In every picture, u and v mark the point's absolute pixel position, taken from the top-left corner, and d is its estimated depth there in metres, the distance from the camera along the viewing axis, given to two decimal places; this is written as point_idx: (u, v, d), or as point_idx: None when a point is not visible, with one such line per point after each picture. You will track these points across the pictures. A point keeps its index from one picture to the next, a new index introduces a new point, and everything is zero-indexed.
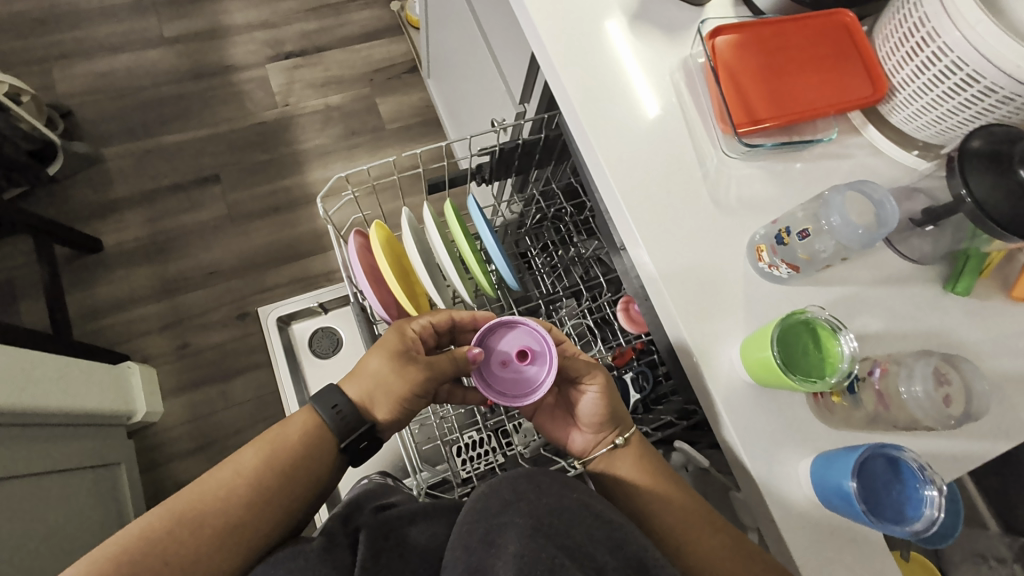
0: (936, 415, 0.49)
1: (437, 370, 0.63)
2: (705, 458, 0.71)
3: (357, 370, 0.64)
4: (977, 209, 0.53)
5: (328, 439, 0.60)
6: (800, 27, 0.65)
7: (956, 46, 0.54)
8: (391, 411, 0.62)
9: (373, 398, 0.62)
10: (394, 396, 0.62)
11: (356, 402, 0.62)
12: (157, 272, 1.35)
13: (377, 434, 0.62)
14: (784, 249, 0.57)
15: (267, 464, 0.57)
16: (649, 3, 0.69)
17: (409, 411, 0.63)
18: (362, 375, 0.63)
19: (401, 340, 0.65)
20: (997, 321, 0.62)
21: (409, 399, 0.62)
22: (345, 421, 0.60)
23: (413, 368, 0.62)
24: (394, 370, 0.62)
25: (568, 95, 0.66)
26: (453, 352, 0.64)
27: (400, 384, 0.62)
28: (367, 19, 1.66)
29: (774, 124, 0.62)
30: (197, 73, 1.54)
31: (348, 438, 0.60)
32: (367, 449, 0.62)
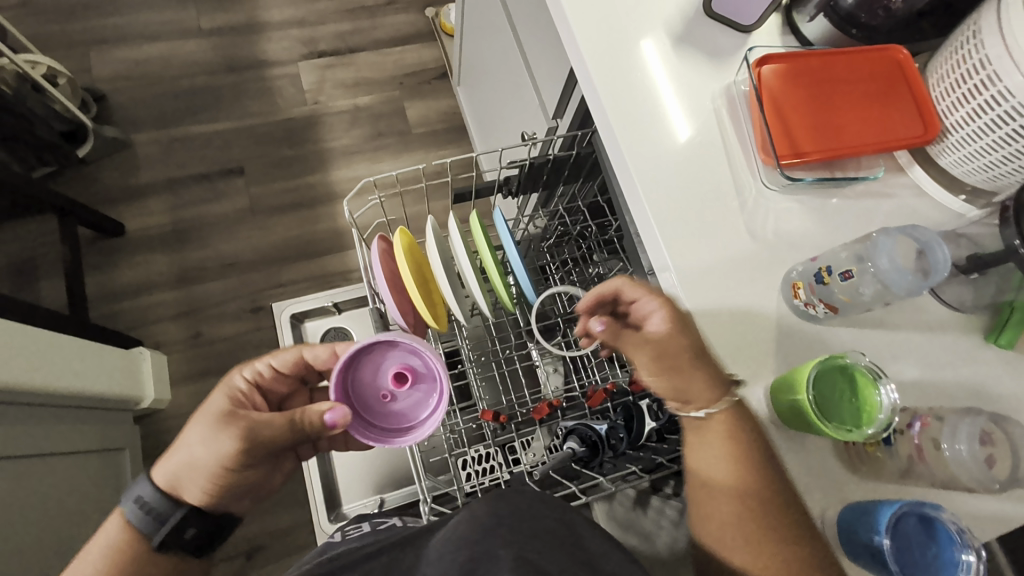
0: (982, 478, 0.45)
1: (256, 440, 0.58)
2: None
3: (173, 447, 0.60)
4: None
5: (143, 537, 0.59)
6: (850, 61, 0.63)
7: (1018, 92, 0.51)
8: (204, 493, 0.59)
9: (182, 482, 0.58)
10: (205, 475, 0.58)
11: (164, 488, 0.59)
12: (176, 259, 1.36)
13: (203, 520, 0.60)
14: (823, 289, 0.55)
15: (129, 536, 0.59)
16: (693, 25, 0.68)
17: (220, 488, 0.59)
18: (169, 457, 0.59)
19: (226, 404, 0.61)
20: None
21: (219, 474, 0.58)
22: (153, 515, 0.58)
23: (228, 435, 0.57)
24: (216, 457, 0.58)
25: (605, 114, 0.65)
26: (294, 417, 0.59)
27: (209, 459, 0.57)
28: (401, 24, 1.67)
29: (817, 157, 0.60)
30: (231, 66, 1.55)
31: (161, 533, 0.58)
32: (198, 536, 0.60)
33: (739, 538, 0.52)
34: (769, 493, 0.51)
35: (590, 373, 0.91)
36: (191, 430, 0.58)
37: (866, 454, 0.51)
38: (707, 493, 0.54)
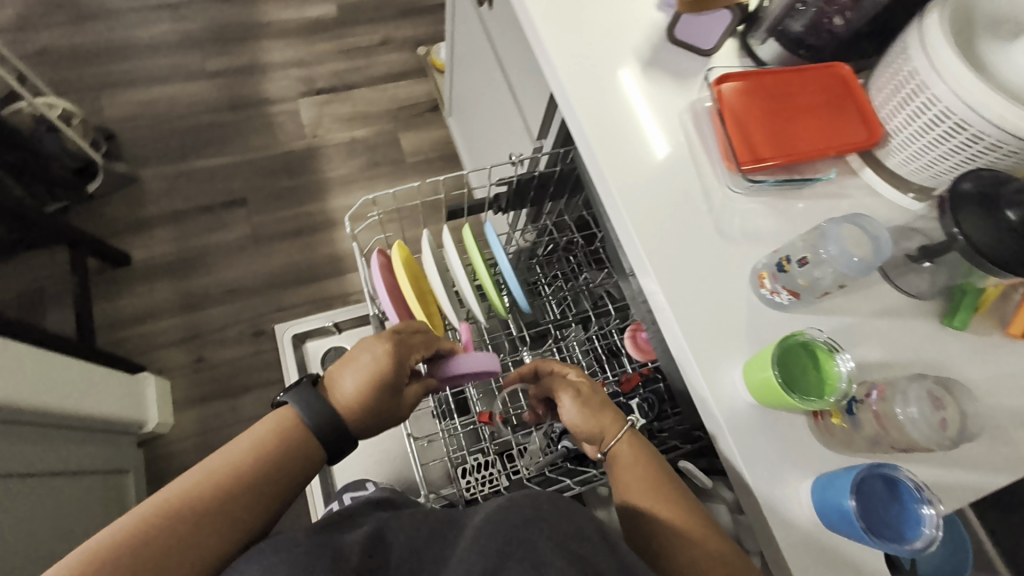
0: (937, 438, 0.51)
1: (398, 363, 0.64)
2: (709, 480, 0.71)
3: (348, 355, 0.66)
4: (969, 246, 0.56)
5: (303, 430, 0.60)
6: (800, 78, 0.70)
7: (944, 99, 0.58)
8: (359, 395, 0.62)
9: (341, 380, 0.63)
10: (364, 379, 0.62)
11: (329, 382, 0.63)
12: (180, 287, 1.40)
13: (347, 421, 0.61)
14: (784, 277, 0.61)
15: (234, 470, 0.56)
16: (660, 51, 0.75)
17: (372, 395, 0.62)
18: (344, 359, 0.65)
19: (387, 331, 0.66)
20: (994, 356, 0.64)
21: (376, 381, 0.62)
22: (310, 405, 0.61)
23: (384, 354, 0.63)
24: (370, 390, 0.62)
25: (583, 130, 0.71)
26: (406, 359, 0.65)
27: (371, 366, 0.63)
28: (394, 62, 1.77)
29: (774, 162, 0.67)
30: (234, 104, 1.64)
31: (314, 420, 0.60)
32: (340, 435, 0.61)
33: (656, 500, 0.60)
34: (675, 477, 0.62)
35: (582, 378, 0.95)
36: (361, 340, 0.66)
37: (835, 429, 0.56)
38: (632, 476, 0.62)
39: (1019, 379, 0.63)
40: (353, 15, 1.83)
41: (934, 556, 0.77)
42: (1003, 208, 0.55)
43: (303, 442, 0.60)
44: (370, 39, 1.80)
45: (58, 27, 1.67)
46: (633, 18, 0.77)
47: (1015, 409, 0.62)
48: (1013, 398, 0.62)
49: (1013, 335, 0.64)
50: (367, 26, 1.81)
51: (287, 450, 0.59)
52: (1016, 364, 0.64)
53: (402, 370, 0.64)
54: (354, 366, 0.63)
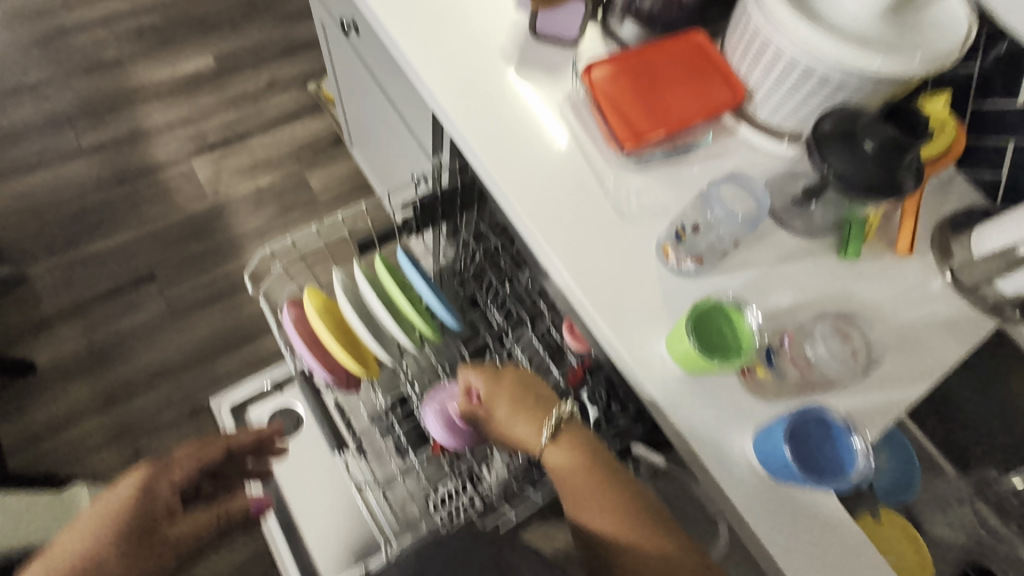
0: (843, 367, 0.55)
1: (144, 512, 0.62)
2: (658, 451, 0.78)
3: (88, 514, 0.63)
4: (843, 182, 0.59)
5: None
6: (661, 52, 0.72)
7: (788, 50, 0.61)
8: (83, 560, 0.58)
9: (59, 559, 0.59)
10: (99, 529, 0.60)
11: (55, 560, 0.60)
12: (98, 382, 1.30)
13: None
14: (685, 245, 0.62)
15: None
16: (527, 50, 0.76)
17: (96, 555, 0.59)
18: (92, 511, 0.63)
19: (150, 469, 0.66)
20: (889, 276, 0.67)
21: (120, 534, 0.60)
22: None
23: (139, 499, 0.63)
24: (124, 544, 0.60)
25: (467, 141, 0.71)
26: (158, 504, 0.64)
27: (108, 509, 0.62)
28: (286, 102, 1.72)
29: (654, 137, 0.68)
30: (121, 177, 1.54)
31: None
32: None
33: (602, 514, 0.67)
34: (603, 472, 0.69)
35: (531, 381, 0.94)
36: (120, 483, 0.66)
37: (761, 382, 0.57)
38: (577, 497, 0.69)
39: (914, 292, 0.67)
40: (233, 62, 1.76)
41: (884, 471, 0.80)
42: (862, 140, 0.58)
43: None
44: (256, 83, 1.73)
45: None
46: (494, 23, 0.78)
47: (917, 321, 0.66)
48: (912, 312, 0.66)
49: (903, 253, 0.68)
50: (250, 71, 1.75)
51: None
52: (909, 279, 0.68)
53: (159, 502, 0.64)
54: (88, 523, 0.62)
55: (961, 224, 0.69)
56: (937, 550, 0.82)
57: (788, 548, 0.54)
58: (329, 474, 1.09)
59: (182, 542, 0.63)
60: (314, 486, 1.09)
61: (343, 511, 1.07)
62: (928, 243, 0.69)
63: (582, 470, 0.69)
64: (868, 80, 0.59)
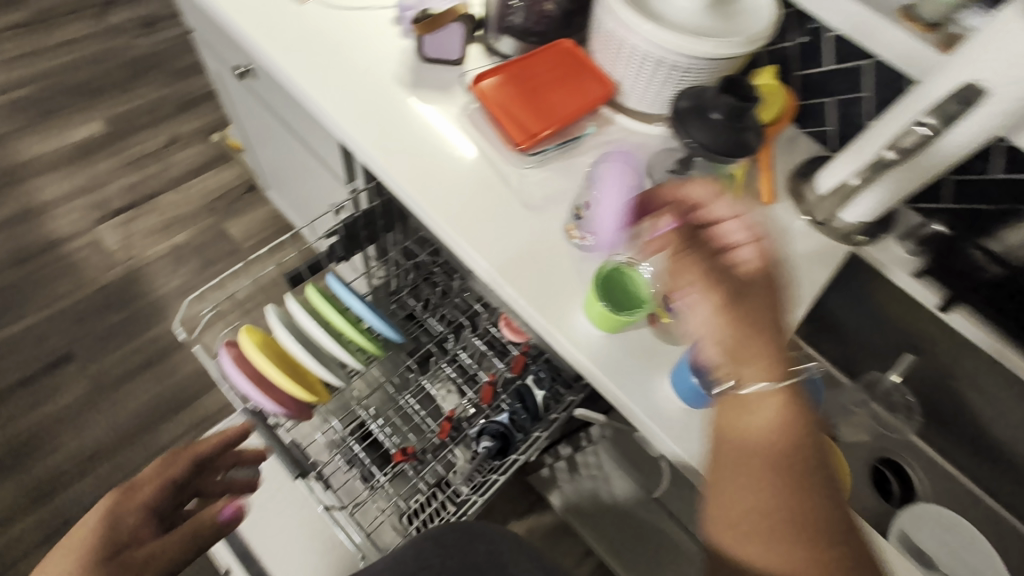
0: None
1: (113, 535, 0.59)
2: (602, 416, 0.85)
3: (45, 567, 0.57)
4: (703, 148, 0.69)
5: None
6: (537, 60, 0.81)
7: (638, 46, 0.71)
8: None
9: None
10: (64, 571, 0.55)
11: None
12: (25, 479, 1.20)
13: None
14: (584, 223, 0.70)
15: None
16: (418, 73, 0.83)
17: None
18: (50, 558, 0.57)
19: (123, 492, 0.64)
20: (760, 223, 0.79)
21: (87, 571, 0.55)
22: None
23: (109, 532, 0.59)
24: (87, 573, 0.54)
25: (376, 162, 0.76)
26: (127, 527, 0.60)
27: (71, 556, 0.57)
28: (191, 156, 1.68)
29: (544, 134, 0.76)
30: (18, 258, 1.45)
31: None
32: None
33: (772, 529, 0.50)
34: (812, 485, 0.51)
35: (479, 378, 0.99)
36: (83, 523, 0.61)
37: (669, 326, 0.64)
38: (749, 476, 0.52)
39: (781, 233, 0.79)
40: (127, 124, 1.70)
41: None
42: (709, 112, 0.69)
43: None
44: (156, 141, 1.69)
45: None
46: (384, 54, 0.84)
47: (788, 257, 0.77)
48: (783, 250, 0.77)
49: (767, 201, 0.80)
50: (148, 130, 1.70)
51: None
52: (776, 222, 0.79)
53: (127, 527, 0.60)
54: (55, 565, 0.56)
55: (807, 171, 0.81)
56: (853, 452, 0.95)
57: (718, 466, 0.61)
58: (297, 517, 1.07)
59: (161, 557, 0.59)
60: (280, 526, 1.07)
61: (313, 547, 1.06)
62: (784, 191, 0.82)
63: (787, 465, 0.52)
64: (707, 62, 0.70)
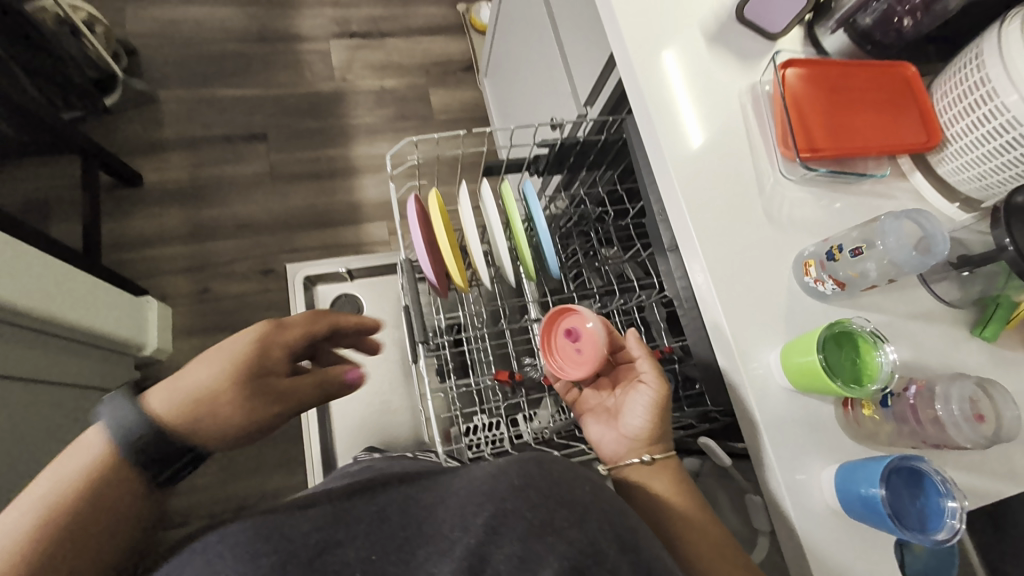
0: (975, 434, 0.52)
1: (300, 399, 0.48)
2: (727, 459, 0.68)
3: (207, 355, 0.46)
4: (1019, 258, 0.56)
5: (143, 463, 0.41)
6: (865, 73, 0.70)
7: (1012, 107, 0.58)
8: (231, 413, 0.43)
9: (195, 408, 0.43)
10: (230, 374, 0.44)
11: (158, 419, 0.42)
12: (190, 215, 1.37)
13: (200, 455, 0.44)
14: (832, 265, 0.60)
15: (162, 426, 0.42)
16: (727, 29, 0.74)
17: (241, 429, 0.44)
18: (194, 371, 0.44)
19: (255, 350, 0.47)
20: (1016, 371, 0.64)
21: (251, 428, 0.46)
22: (122, 439, 0.41)
23: (265, 394, 0.46)
24: (235, 385, 0.44)
25: (643, 99, 0.70)
26: (322, 376, 0.50)
27: (228, 405, 0.44)
28: (432, 15, 1.72)
29: (830, 154, 0.66)
30: (264, 36, 1.59)
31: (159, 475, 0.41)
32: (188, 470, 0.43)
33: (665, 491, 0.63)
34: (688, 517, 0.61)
35: None
36: (200, 357, 0.45)
37: (865, 419, 0.57)
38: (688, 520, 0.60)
39: None
40: None
41: None
42: None
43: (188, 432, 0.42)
44: None
45: None
46: None
47: None
48: None
49: None
50: None
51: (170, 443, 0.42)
52: None
53: (269, 358, 0.47)
54: (203, 366, 0.44)
55: None
56: None
57: None
58: (373, 373, 1.17)
59: (296, 402, 0.47)
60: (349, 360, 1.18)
61: (363, 396, 1.16)
62: None
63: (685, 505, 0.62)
64: None
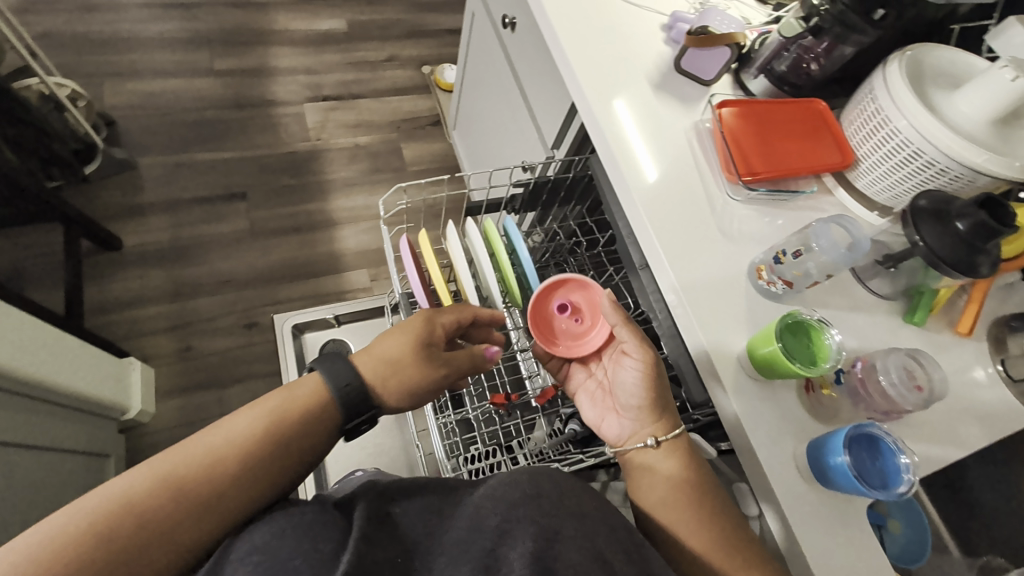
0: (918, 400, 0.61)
1: (454, 366, 0.68)
2: (711, 449, 0.75)
3: (376, 344, 0.65)
4: (929, 251, 0.66)
5: (227, 466, 0.53)
6: (785, 108, 0.83)
7: (904, 131, 0.71)
8: (401, 384, 0.63)
9: (387, 374, 0.63)
10: (409, 350, 0.64)
11: (366, 381, 0.62)
12: (170, 275, 1.39)
13: (377, 416, 0.64)
14: (780, 268, 0.70)
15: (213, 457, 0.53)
16: (668, 79, 0.86)
17: (414, 395, 0.65)
18: (379, 348, 0.64)
19: (425, 332, 0.66)
20: (946, 349, 0.74)
21: (418, 390, 0.65)
22: (346, 397, 0.61)
23: (430, 361, 0.65)
24: (414, 355, 0.64)
25: (605, 139, 0.80)
26: (471, 352, 0.70)
27: (410, 371, 0.64)
28: (400, 77, 1.86)
29: (766, 176, 0.77)
30: (240, 103, 1.67)
31: (354, 421, 0.62)
32: (368, 423, 0.63)
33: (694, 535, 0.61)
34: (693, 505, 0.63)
35: None
36: (389, 335, 0.65)
37: (825, 399, 0.66)
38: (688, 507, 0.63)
39: (971, 371, 0.73)
40: (362, 32, 1.91)
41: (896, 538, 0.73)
42: (954, 220, 0.66)
43: (242, 458, 0.54)
44: (378, 54, 1.88)
45: (64, 13, 1.67)
46: (644, 49, 0.88)
47: (968, 397, 0.71)
48: (965, 391, 0.72)
49: (962, 332, 0.75)
50: (375, 43, 1.90)
51: (246, 459, 0.54)
52: (968, 358, 0.74)
53: (432, 334, 0.67)
54: (390, 341, 0.65)
55: (1017, 325, 0.75)
56: None
57: (823, 553, 0.60)
58: None
59: (451, 372, 0.67)
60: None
61: (355, 440, 1.15)
62: (984, 331, 0.76)
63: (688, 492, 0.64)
64: (968, 172, 0.68)
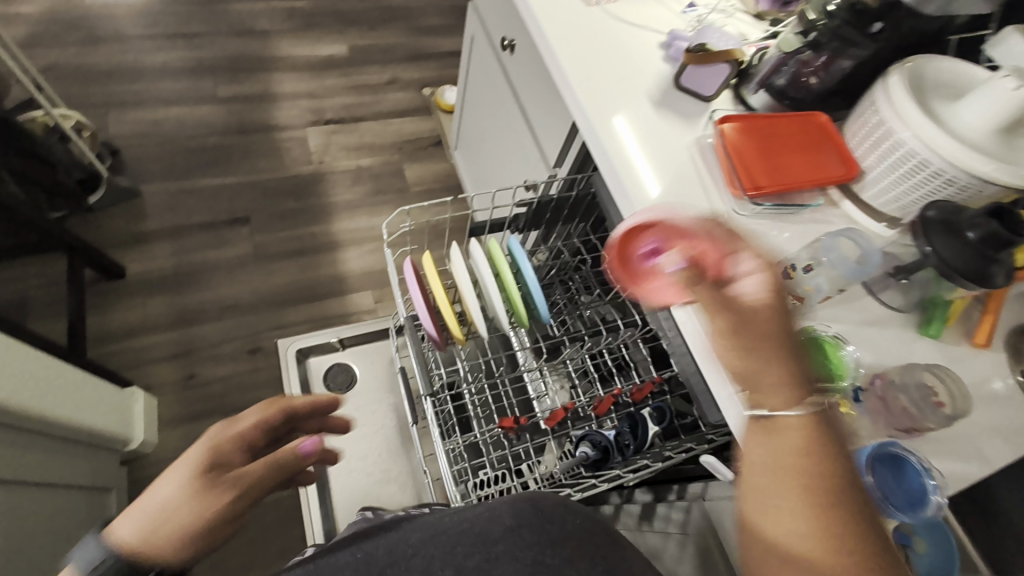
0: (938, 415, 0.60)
1: (257, 483, 0.55)
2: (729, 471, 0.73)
3: (139, 501, 0.50)
4: (940, 262, 0.66)
5: None
6: (787, 122, 0.83)
7: (908, 142, 0.70)
8: (192, 526, 0.49)
9: (159, 530, 0.49)
10: (188, 489, 0.50)
11: (127, 552, 0.47)
12: (174, 302, 1.38)
13: None
14: (790, 283, 0.69)
15: None
16: (669, 96, 0.86)
17: (211, 544, 0.50)
18: (145, 503, 0.50)
19: (210, 463, 0.53)
20: (964, 361, 0.72)
21: (211, 533, 0.50)
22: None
23: (219, 492, 0.51)
24: (192, 490, 0.50)
25: (607, 158, 0.80)
26: (276, 457, 0.58)
27: (189, 517, 0.49)
28: (401, 99, 1.88)
29: (772, 190, 0.77)
30: (243, 128, 1.69)
31: None
32: None
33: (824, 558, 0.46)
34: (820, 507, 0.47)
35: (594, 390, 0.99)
36: (163, 477, 0.52)
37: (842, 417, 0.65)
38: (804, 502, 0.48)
39: (991, 383, 0.71)
40: (363, 56, 1.94)
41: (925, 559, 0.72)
42: (964, 231, 0.65)
43: None
44: (379, 77, 1.91)
45: (69, 46, 1.70)
46: (643, 67, 0.88)
47: (990, 410, 0.69)
48: (987, 404, 0.70)
49: (979, 344, 0.73)
50: (376, 67, 1.93)
51: None
52: (986, 370, 0.72)
53: (223, 454, 0.55)
54: (167, 483, 0.51)
55: None
56: None
57: None
58: (371, 441, 1.16)
59: (258, 487, 0.54)
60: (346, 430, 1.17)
61: (362, 467, 1.13)
62: (1002, 342, 0.74)
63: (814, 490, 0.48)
64: (975, 181, 0.68)
